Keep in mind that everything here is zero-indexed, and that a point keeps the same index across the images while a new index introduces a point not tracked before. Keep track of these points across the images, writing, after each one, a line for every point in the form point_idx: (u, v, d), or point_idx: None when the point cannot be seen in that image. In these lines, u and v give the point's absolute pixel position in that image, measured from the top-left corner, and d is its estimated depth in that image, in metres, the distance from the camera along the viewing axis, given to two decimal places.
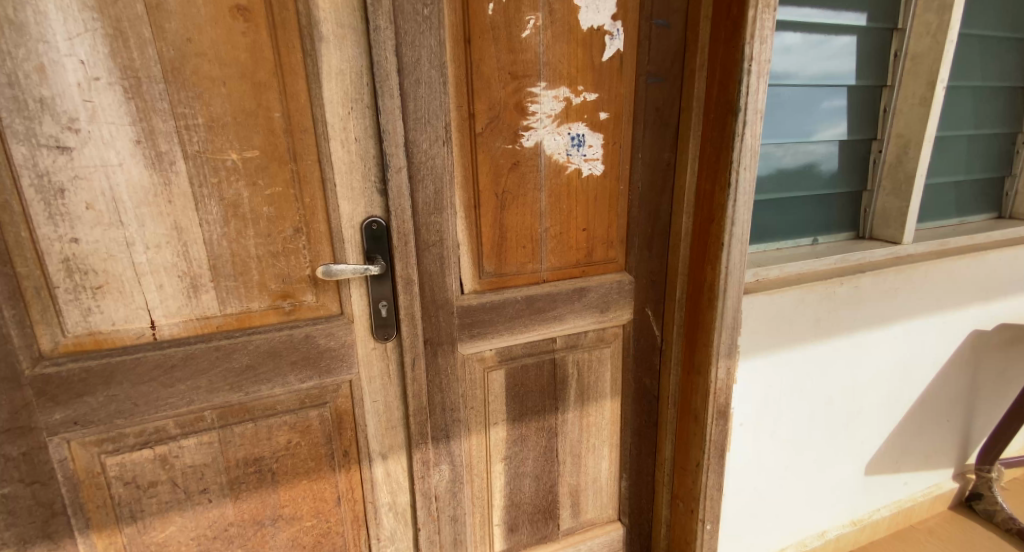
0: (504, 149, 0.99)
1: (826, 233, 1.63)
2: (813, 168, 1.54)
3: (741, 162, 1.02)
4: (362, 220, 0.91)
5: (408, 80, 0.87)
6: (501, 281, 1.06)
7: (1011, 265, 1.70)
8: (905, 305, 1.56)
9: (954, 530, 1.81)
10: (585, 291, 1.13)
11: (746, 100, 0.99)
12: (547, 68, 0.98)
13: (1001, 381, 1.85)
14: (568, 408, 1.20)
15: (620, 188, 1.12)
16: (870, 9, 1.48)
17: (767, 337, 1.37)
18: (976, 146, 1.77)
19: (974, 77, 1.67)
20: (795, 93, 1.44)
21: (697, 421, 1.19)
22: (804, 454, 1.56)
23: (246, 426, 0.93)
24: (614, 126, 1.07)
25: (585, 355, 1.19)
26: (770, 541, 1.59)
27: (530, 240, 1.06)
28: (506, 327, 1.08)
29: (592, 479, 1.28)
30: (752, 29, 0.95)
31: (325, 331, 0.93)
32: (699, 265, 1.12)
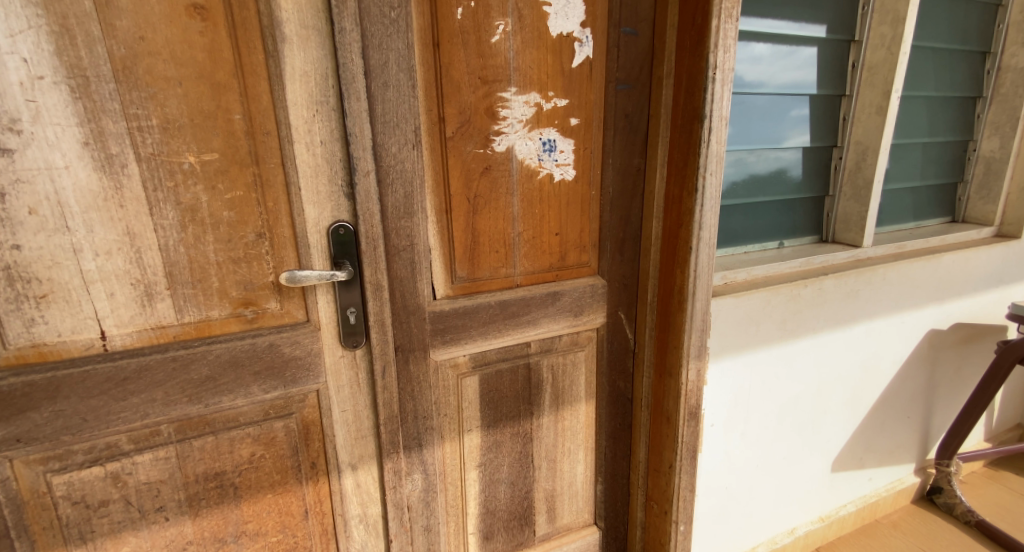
0: (476, 153, 0.98)
1: (791, 237, 1.67)
2: (782, 173, 1.59)
3: (708, 168, 1.04)
4: (328, 224, 0.89)
5: (375, 83, 0.86)
6: (475, 287, 1.05)
7: (964, 267, 1.78)
8: (867, 305, 1.62)
9: (917, 523, 1.88)
10: (559, 295, 1.13)
11: (711, 107, 1.01)
12: (517, 73, 0.98)
13: (957, 377, 1.93)
14: (542, 413, 1.20)
15: (592, 193, 1.12)
16: (830, 21, 1.53)
17: (736, 339, 1.40)
18: (930, 153, 1.86)
19: (927, 87, 1.75)
20: (763, 101, 1.48)
21: (670, 423, 1.20)
22: (774, 453, 1.59)
23: (206, 440, 0.89)
24: (585, 131, 1.08)
25: (559, 359, 1.18)
26: (742, 539, 1.62)
27: (503, 245, 1.06)
28: (480, 332, 1.07)
29: (568, 484, 1.28)
30: (716, 38, 0.98)
31: (291, 339, 0.90)
32: (669, 269, 1.13)
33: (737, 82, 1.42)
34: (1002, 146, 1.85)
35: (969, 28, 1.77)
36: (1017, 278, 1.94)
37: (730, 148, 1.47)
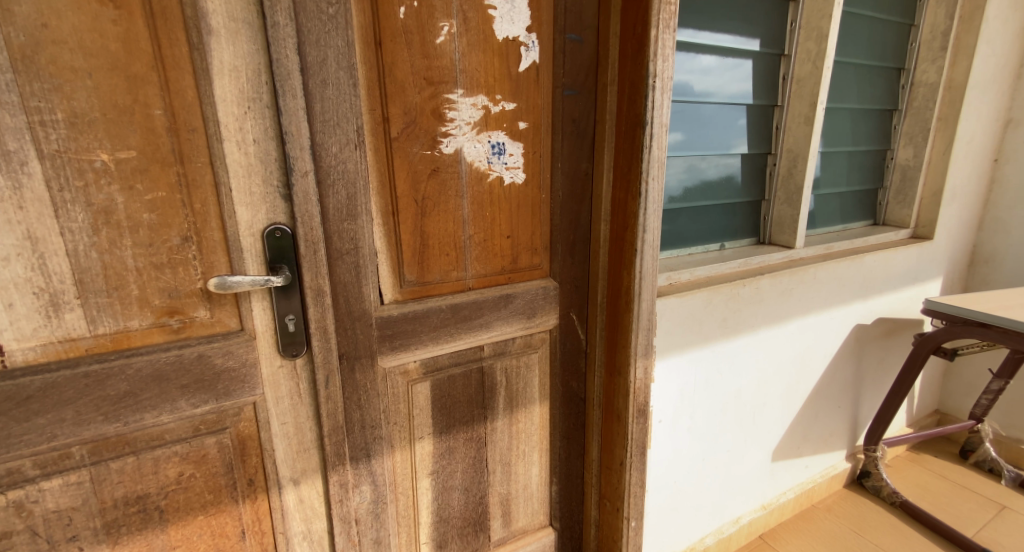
0: (423, 154, 0.97)
1: (731, 239, 1.75)
2: (729, 179, 1.68)
3: (650, 173, 1.07)
4: (263, 227, 0.85)
5: (313, 80, 0.83)
6: (425, 290, 1.03)
7: (884, 266, 1.92)
8: (800, 302, 1.71)
9: (848, 506, 2.00)
10: (511, 298, 1.13)
11: (652, 114, 1.04)
12: (463, 75, 0.97)
13: (881, 368, 2.08)
14: (495, 417, 1.19)
15: (542, 196, 1.13)
16: (763, 35, 1.62)
17: (681, 338, 1.45)
18: (854, 161, 2.00)
19: (849, 100, 1.88)
20: (710, 110, 1.56)
21: (620, 421, 1.22)
22: (719, 445, 1.66)
23: (126, 461, 0.83)
24: (533, 135, 1.08)
25: (512, 362, 1.18)
26: (691, 531, 1.67)
27: (453, 247, 1.04)
28: (430, 337, 1.05)
29: (523, 486, 1.28)
30: (656, 47, 1.01)
31: (223, 349, 0.85)
32: (617, 271, 1.16)
33: (681, 90, 1.49)
34: (915, 155, 2.01)
35: (886, 46, 1.92)
36: (930, 275, 2.12)
37: (675, 155, 1.53)
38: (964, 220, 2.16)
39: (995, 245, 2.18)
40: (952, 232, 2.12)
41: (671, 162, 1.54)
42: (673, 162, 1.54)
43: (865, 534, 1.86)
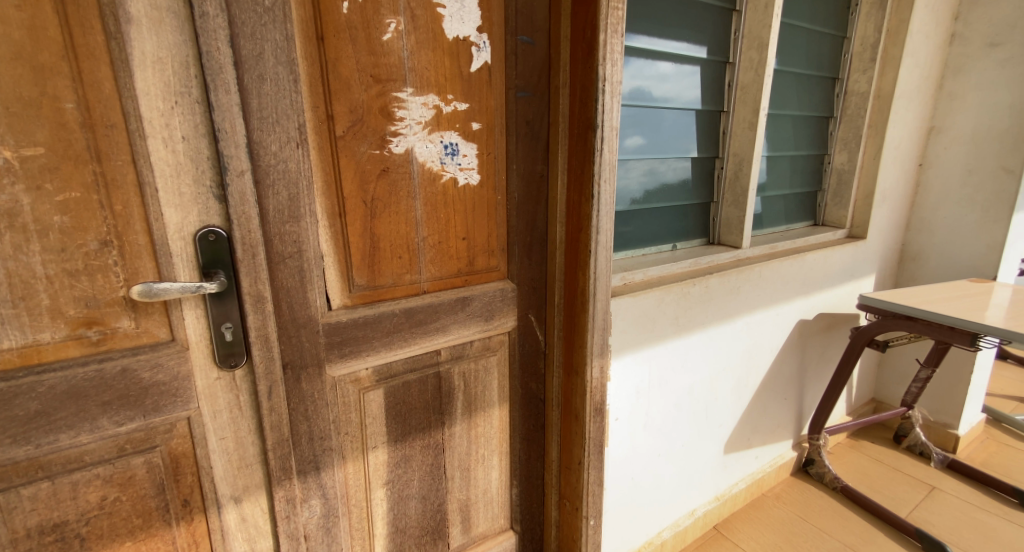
0: (371, 154, 0.94)
1: (682, 240, 1.81)
2: (680, 181, 1.74)
3: (602, 175, 1.08)
4: (195, 230, 0.80)
5: (248, 75, 0.79)
6: (376, 295, 1.00)
7: (824, 264, 2.03)
8: (748, 300, 1.78)
9: (796, 493, 2.09)
10: (468, 300, 1.11)
11: (603, 117, 1.05)
12: (412, 74, 0.95)
13: (823, 360, 2.19)
14: (451, 422, 1.17)
15: (497, 197, 1.12)
16: (709, 43, 1.67)
17: (635, 337, 1.48)
18: (795, 165, 2.10)
19: (790, 106, 1.97)
20: (669, 116, 1.63)
21: (577, 421, 1.23)
22: (673, 440, 1.70)
23: (39, 487, 0.76)
24: (487, 136, 1.07)
25: (469, 366, 1.16)
26: (648, 525, 1.70)
27: (406, 250, 1.02)
28: (382, 343, 1.02)
29: (482, 491, 1.26)
30: (604, 51, 1.03)
31: (151, 362, 0.80)
32: (573, 272, 1.16)
33: (640, 95, 1.54)
34: (850, 160, 2.13)
35: (821, 56, 2.02)
36: (865, 272, 2.25)
37: (635, 158, 1.58)
38: (894, 221, 2.30)
39: (921, 243, 2.33)
40: (883, 231, 2.26)
41: (632, 165, 1.59)
42: (633, 165, 1.59)
43: (810, 519, 1.94)
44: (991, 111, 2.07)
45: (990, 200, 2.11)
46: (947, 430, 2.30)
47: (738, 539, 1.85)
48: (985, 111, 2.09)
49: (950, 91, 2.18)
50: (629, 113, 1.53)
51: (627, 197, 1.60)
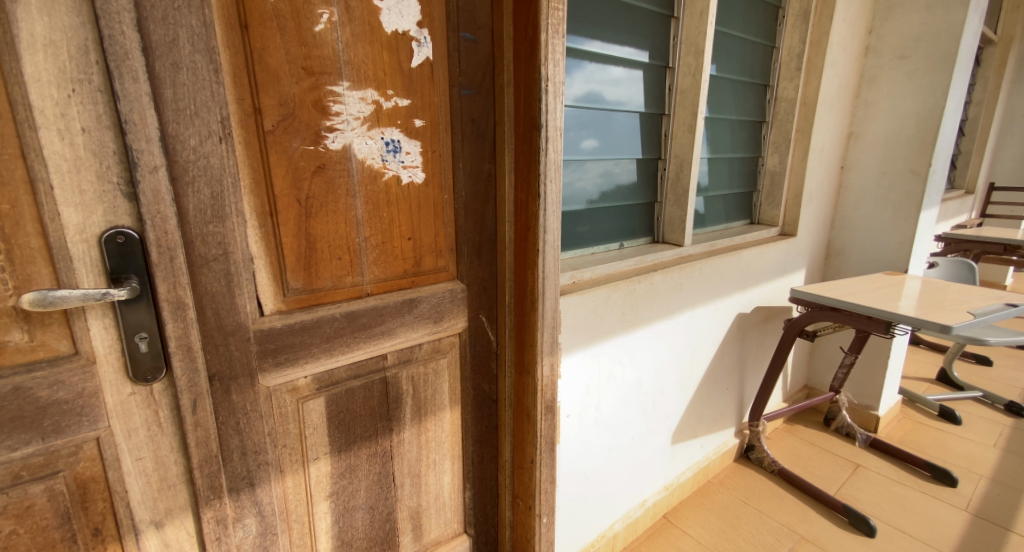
0: (305, 150, 0.89)
1: (629, 238, 1.85)
2: (625, 182, 1.77)
3: (548, 174, 1.08)
4: (100, 231, 0.73)
5: (159, 62, 0.73)
6: (314, 298, 0.95)
7: (760, 259, 2.13)
8: (691, 295, 1.85)
9: (738, 478, 2.19)
10: (415, 302, 1.08)
11: (547, 117, 1.05)
12: (348, 67, 0.91)
13: (761, 351, 2.31)
14: (400, 428, 1.13)
15: (444, 196, 1.09)
16: (651, 48, 1.72)
17: (584, 334, 1.49)
18: (733, 166, 2.20)
19: (726, 110, 2.06)
20: (619, 118, 1.68)
21: (530, 420, 1.22)
22: (624, 433, 1.73)
23: None
24: (430, 133, 1.04)
25: (418, 370, 1.13)
26: (601, 518, 1.73)
27: (347, 250, 0.98)
28: (322, 349, 0.97)
29: (434, 497, 1.23)
30: (546, 52, 1.02)
31: (50, 379, 0.73)
32: (522, 271, 1.15)
33: (594, 98, 1.58)
34: (781, 162, 2.25)
35: (753, 64, 2.12)
36: (796, 267, 2.39)
37: (591, 160, 1.63)
38: (821, 219, 2.46)
39: (844, 240, 2.50)
40: (812, 228, 2.41)
41: (589, 167, 1.63)
42: (589, 167, 1.63)
43: (751, 502, 2.04)
44: (902, 118, 2.25)
45: (902, 199, 2.28)
46: (869, 412, 2.48)
47: (686, 526, 1.92)
48: (897, 117, 2.26)
49: (867, 99, 2.35)
50: (585, 115, 1.57)
51: (584, 198, 1.64)
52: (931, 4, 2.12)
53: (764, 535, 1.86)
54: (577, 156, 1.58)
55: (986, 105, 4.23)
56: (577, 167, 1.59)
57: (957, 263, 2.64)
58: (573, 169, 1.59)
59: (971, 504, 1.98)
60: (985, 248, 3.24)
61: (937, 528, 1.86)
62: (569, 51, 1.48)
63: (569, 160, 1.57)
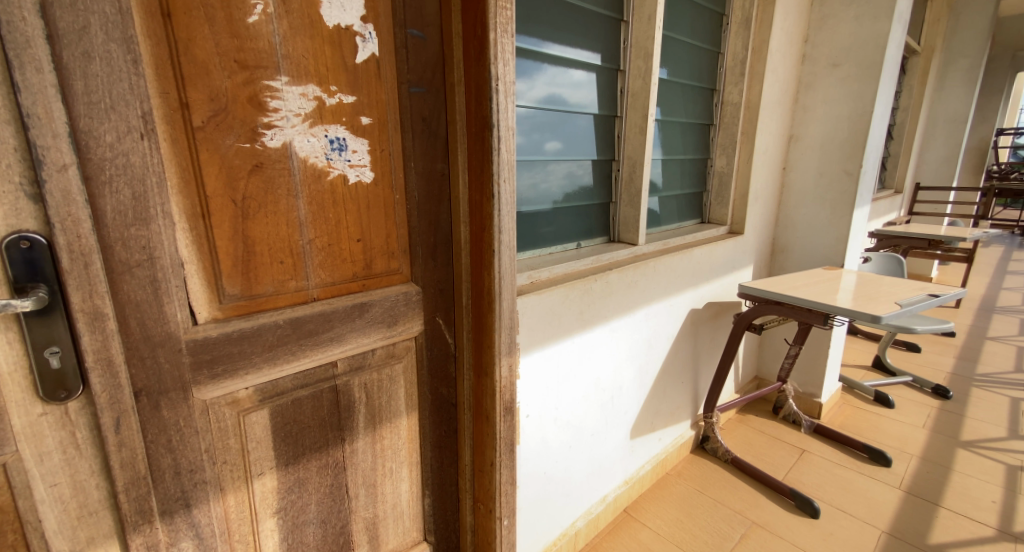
0: (240, 147, 0.84)
1: (586, 238, 1.87)
2: (580, 183, 1.79)
3: (501, 174, 1.06)
4: (2, 236, 0.67)
5: (67, 52, 0.68)
6: (254, 305, 0.91)
7: (710, 256, 2.20)
8: (646, 293, 1.88)
9: (695, 468, 2.25)
10: (366, 306, 1.04)
11: (498, 116, 1.03)
12: (286, 61, 0.87)
13: (714, 344, 2.38)
14: (354, 437, 1.09)
15: (395, 196, 1.06)
16: (602, 51, 1.74)
17: (542, 334, 1.50)
18: (684, 167, 2.26)
19: (676, 113, 2.11)
20: (573, 121, 1.70)
21: (488, 422, 1.19)
22: (583, 430, 1.74)
23: None
24: (378, 131, 1.01)
25: (371, 376, 1.10)
26: (563, 516, 1.73)
27: (290, 253, 0.93)
28: (264, 358, 0.92)
29: (391, 506, 1.20)
30: (496, 50, 1.01)
31: None
32: (478, 272, 1.13)
33: (557, 101, 1.61)
34: (728, 163, 2.33)
35: (700, 68, 2.19)
36: (744, 263, 2.48)
37: (555, 162, 1.66)
38: (766, 218, 2.57)
39: (788, 238, 2.62)
40: (758, 226, 2.51)
41: (552, 169, 1.66)
42: (552, 169, 1.66)
43: (707, 492, 2.09)
44: (836, 122, 2.38)
45: (839, 198, 2.41)
46: (813, 400, 2.61)
47: (645, 518, 1.95)
48: (832, 121, 2.39)
49: (804, 104, 2.47)
50: (549, 118, 1.61)
51: (549, 199, 1.68)
52: (860, 15, 2.25)
53: (718, 523, 1.92)
54: (541, 158, 1.60)
55: (912, 110, 4.54)
56: (540, 169, 1.62)
57: (888, 258, 2.81)
58: (538, 171, 1.62)
59: (904, 482, 2.11)
60: (913, 243, 3.48)
61: (875, 507, 1.97)
62: (529, 54, 1.51)
63: (533, 162, 1.59)
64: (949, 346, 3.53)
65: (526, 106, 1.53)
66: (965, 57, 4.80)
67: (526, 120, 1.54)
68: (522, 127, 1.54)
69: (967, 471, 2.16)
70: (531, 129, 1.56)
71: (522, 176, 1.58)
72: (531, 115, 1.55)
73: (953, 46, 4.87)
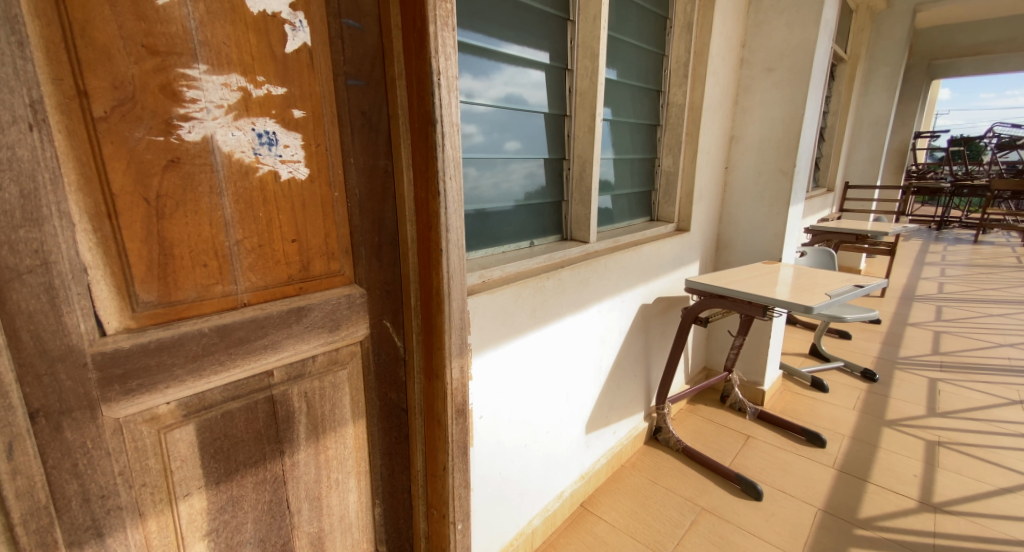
0: (152, 141, 0.78)
1: (539, 237, 1.87)
2: (531, 182, 1.78)
3: (447, 171, 1.03)
4: None
5: None
6: (174, 313, 0.84)
7: (659, 253, 2.25)
8: (597, 289, 1.89)
9: (647, 459, 2.30)
10: (305, 311, 0.98)
11: (441, 112, 1.00)
12: (204, 48, 0.81)
13: (664, 338, 2.44)
14: (295, 449, 1.03)
15: (334, 194, 1.01)
16: (549, 50, 1.73)
17: (495, 334, 1.48)
18: (633, 167, 2.30)
19: (625, 113, 2.14)
20: (523, 119, 1.69)
21: (440, 426, 1.16)
22: (538, 428, 1.74)
23: None
24: (313, 126, 0.96)
25: (312, 385, 1.04)
26: (519, 515, 1.72)
27: (215, 256, 0.87)
28: (187, 370, 0.85)
29: (338, 518, 1.14)
30: (436, 44, 0.97)
31: None
32: (426, 272, 1.09)
33: (514, 100, 1.63)
34: (674, 163, 2.39)
35: (646, 69, 2.23)
36: (691, 259, 2.55)
37: (515, 161, 1.69)
38: (711, 215, 2.66)
39: (731, 234, 2.72)
40: (703, 223, 2.60)
41: (513, 168, 1.69)
42: (513, 168, 1.69)
43: (659, 481, 2.14)
44: (772, 123, 2.49)
45: (775, 196, 2.52)
46: (757, 388, 2.72)
47: (601, 511, 1.97)
48: (768, 122, 2.50)
49: (744, 106, 2.57)
50: (507, 117, 1.62)
51: (510, 198, 1.70)
52: (791, 22, 2.36)
53: (670, 511, 1.97)
54: (501, 157, 1.62)
55: (840, 114, 4.84)
56: (502, 168, 1.64)
57: (820, 252, 2.98)
58: (499, 171, 1.64)
59: (837, 461, 2.24)
60: (844, 238, 3.71)
61: (811, 486, 2.08)
62: (486, 53, 1.51)
63: (494, 160, 1.61)
64: (876, 332, 3.78)
65: (485, 105, 1.53)
66: (885, 66, 5.15)
67: (486, 119, 1.55)
68: (483, 126, 1.55)
69: (892, 448, 2.32)
70: (490, 129, 1.57)
71: (483, 175, 1.59)
72: (490, 114, 1.56)
73: (875, 54, 5.21)
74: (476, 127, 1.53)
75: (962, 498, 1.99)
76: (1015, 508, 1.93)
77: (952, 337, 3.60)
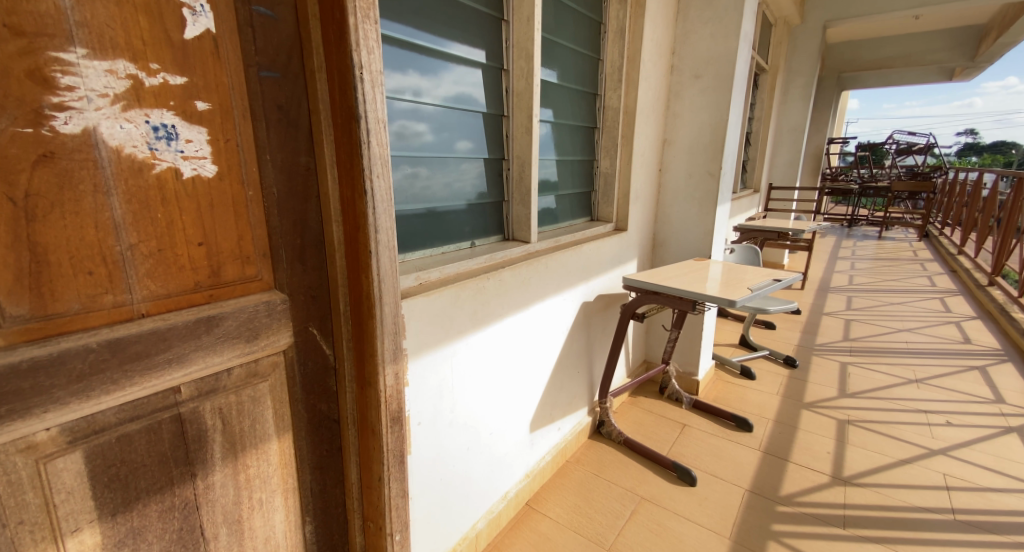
0: (18, 133, 0.70)
1: (481, 237, 1.85)
2: (473, 183, 1.75)
3: (373, 170, 0.98)
4: None
5: None
6: (52, 327, 0.75)
7: (597, 251, 2.28)
8: (538, 288, 1.89)
9: (591, 453, 2.33)
10: (216, 320, 0.90)
11: (365, 107, 0.95)
12: (81, 30, 0.73)
13: (605, 334, 2.48)
14: (210, 470, 0.95)
15: (248, 193, 0.94)
16: (485, 50, 1.71)
17: (433, 337, 1.44)
18: (574, 168, 2.33)
19: (564, 115, 2.16)
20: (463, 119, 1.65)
21: (374, 435, 1.10)
22: (481, 430, 1.71)
23: None
24: (221, 119, 0.88)
25: (228, 400, 0.96)
26: (463, 519, 1.69)
27: (103, 262, 0.78)
28: (71, 391, 0.76)
29: (263, 540, 1.06)
30: (357, 37, 0.92)
31: None
32: (355, 275, 1.03)
33: (463, 100, 1.62)
34: (611, 164, 2.44)
35: (583, 72, 2.26)
36: (629, 258, 2.61)
37: (466, 161, 1.69)
38: (647, 214, 2.74)
39: (666, 233, 2.82)
40: (640, 222, 2.67)
41: (463, 168, 1.68)
42: (464, 168, 1.69)
43: (602, 474, 2.18)
44: (700, 127, 2.60)
45: (704, 196, 2.64)
46: (692, 379, 2.84)
47: (546, 509, 1.98)
48: (696, 126, 2.61)
49: (675, 110, 2.67)
50: (455, 116, 1.61)
51: (461, 198, 1.70)
52: (715, 32, 2.47)
53: (612, 503, 2.00)
54: (451, 156, 1.61)
55: (763, 121, 5.15)
56: (453, 167, 1.64)
57: (747, 249, 3.15)
58: (450, 169, 1.63)
59: (762, 443, 2.37)
60: (767, 235, 3.95)
61: (740, 469, 2.19)
62: (429, 52, 1.49)
63: (445, 160, 1.60)
64: (796, 322, 4.06)
65: (431, 103, 1.51)
66: (801, 77, 5.53)
67: (434, 118, 1.53)
68: (431, 125, 1.52)
69: (810, 428, 2.49)
70: (439, 128, 1.55)
71: (435, 175, 1.57)
72: (437, 113, 1.54)
73: (792, 66, 5.59)
74: (425, 125, 1.51)
75: (868, 471, 2.16)
76: (912, 477, 2.12)
77: (861, 325, 3.92)
